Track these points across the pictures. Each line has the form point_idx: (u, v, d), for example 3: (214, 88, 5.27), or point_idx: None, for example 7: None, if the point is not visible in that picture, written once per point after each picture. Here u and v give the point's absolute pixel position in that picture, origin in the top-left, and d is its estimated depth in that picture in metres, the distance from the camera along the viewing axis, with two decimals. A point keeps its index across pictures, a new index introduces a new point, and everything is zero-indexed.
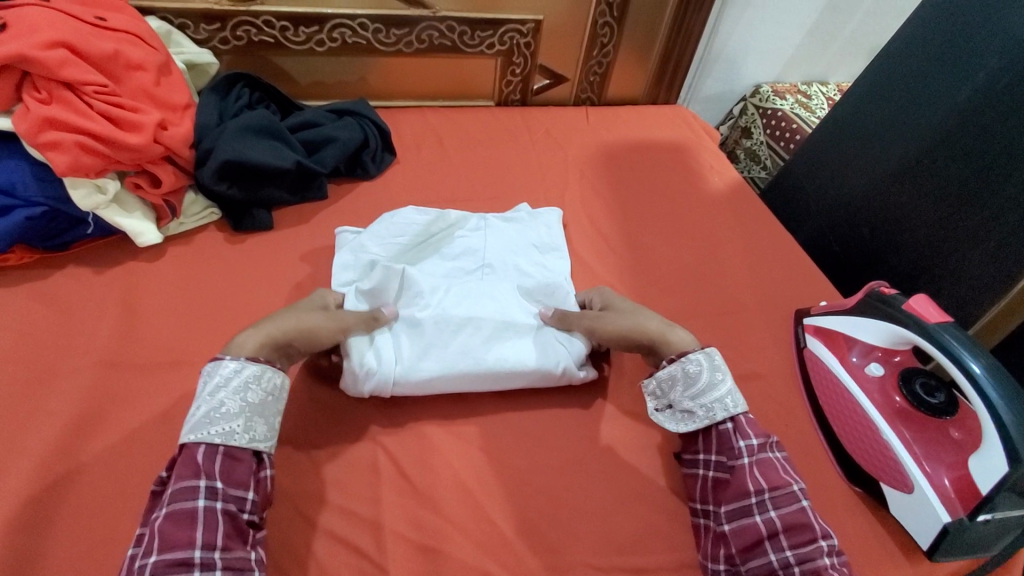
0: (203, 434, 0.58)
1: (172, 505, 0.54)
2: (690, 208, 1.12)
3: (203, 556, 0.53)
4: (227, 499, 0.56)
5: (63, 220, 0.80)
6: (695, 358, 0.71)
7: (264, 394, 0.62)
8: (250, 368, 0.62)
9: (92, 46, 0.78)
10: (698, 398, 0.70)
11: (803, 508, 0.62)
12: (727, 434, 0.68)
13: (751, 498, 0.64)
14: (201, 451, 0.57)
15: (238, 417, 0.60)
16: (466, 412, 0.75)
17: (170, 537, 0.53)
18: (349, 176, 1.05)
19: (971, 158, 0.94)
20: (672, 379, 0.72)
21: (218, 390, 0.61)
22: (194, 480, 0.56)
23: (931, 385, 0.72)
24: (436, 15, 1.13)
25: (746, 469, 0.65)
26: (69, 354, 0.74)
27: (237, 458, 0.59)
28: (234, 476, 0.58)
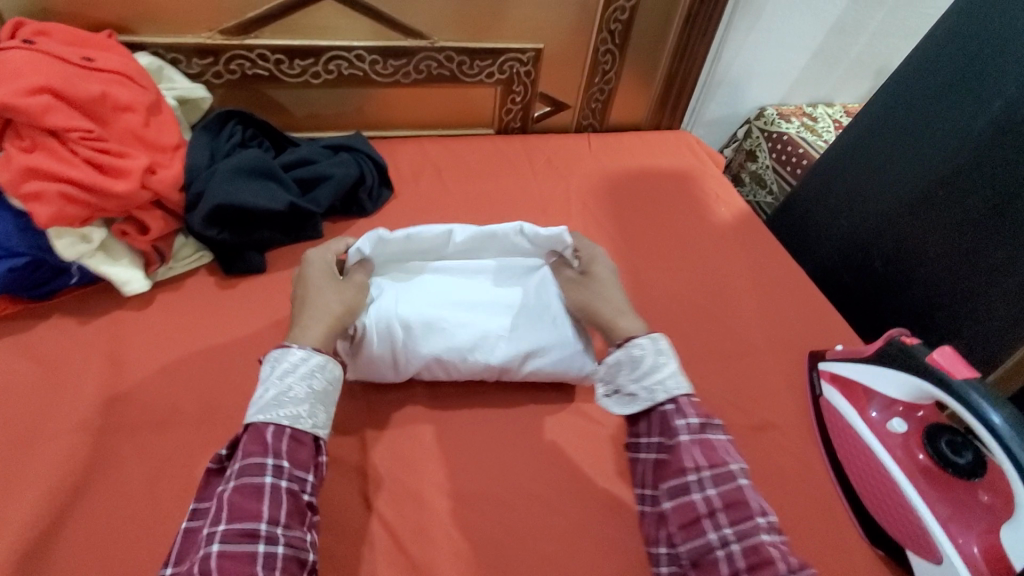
0: (273, 415, 0.59)
1: (242, 479, 0.56)
2: (697, 241, 1.09)
3: (268, 530, 0.54)
4: (291, 479, 0.58)
5: (48, 269, 0.77)
6: (639, 342, 0.69)
7: (326, 383, 0.64)
8: (315, 358, 0.64)
9: (78, 89, 0.75)
10: (641, 381, 0.67)
11: (741, 486, 0.59)
12: (668, 416, 0.65)
13: (689, 476, 0.61)
14: (270, 431, 0.59)
15: (306, 401, 0.62)
16: (465, 471, 0.72)
17: (239, 507, 0.55)
18: (345, 214, 1.02)
19: (988, 191, 0.91)
20: (618, 364, 0.70)
21: (287, 375, 0.62)
22: (264, 457, 0.57)
23: (958, 443, 0.71)
24: (434, 45, 1.11)
25: (683, 448, 0.63)
26: (52, 413, 0.71)
27: (301, 441, 0.60)
28: (299, 456, 0.59)
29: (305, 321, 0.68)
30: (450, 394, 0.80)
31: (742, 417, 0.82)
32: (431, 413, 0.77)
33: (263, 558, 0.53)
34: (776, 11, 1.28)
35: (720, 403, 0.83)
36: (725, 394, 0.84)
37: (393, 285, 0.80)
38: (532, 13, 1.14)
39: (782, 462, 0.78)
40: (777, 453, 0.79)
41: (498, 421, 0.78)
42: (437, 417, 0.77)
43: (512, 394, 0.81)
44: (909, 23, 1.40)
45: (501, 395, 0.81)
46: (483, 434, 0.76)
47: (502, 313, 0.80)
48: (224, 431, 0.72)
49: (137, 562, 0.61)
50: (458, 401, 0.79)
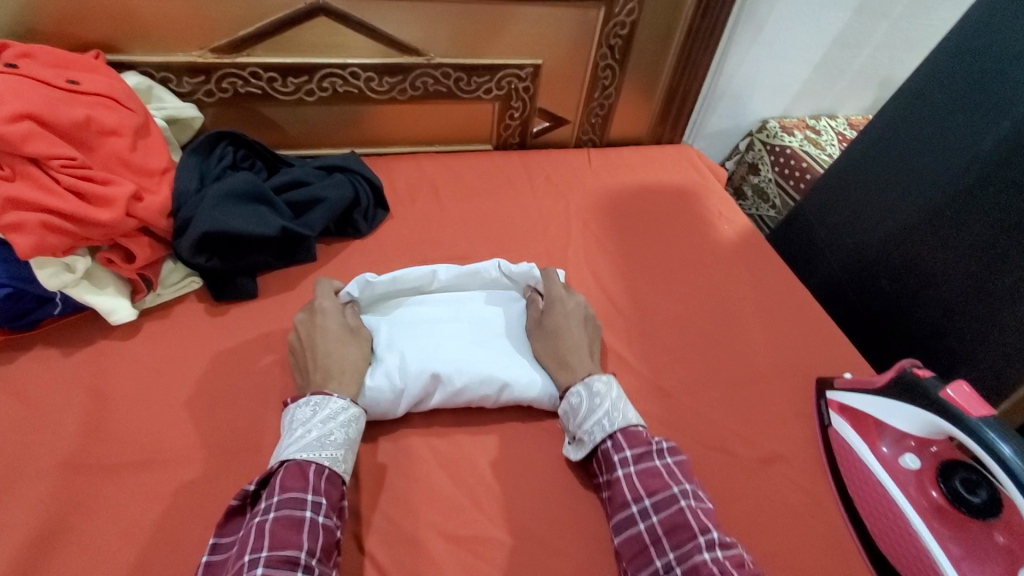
0: (318, 454, 0.64)
1: (282, 510, 0.58)
2: (700, 261, 1.06)
3: (306, 560, 0.56)
4: (327, 515, 0.60)
5: (30, 299, 0.75)
6: (575, 390, 0.76)
7: (358, 432, 0.69)
8: (354, 409, 0.69)
9: (62, 115, 0.73)
10: (582, 425, 0.73)
11: (682, 508, 0.63)
12: (607, 452, 0.70)
13: (632, 507, 0.66)
14: (311, 469, 0.63)
15: (344, 446, 0.67)
16: (462, 511, 0.69)
17: (279, 537, 0.56)
18: (340, 236, 1.00)
19: (997, 213, 0.88)
20: (564, 414, 0.76)
21: (329, 420, 0.67)
22: (303, 492, 0.60)
23: (972, 481, 0.69)
24: (431, 62, 1.09)
25: (623, 480, 0.67)
26: (32, 451, 0.68)
27: (335, 482, 0.64)
28: (334, 496, 0.63)
29: (331, 371, 0.73)
30: (446, 427, 0.77)
31: (749, 449, 0.79)
32: (427, 448, 0.75)
33: None
34: (778, 24, 1.26)
35: (726, 434, 0.81)
36: (731, 425, 0.82)
37: (381, 325, 0.83)
38: (530, 28, 1.11)
39: (790, 497, 0.75)
40: (786, 488, 0.76)
41: (496, 456, 0.75)
42: (433, 452, 0.74)
43: (510, 427, 0.78)
44: (914, 35, 1.38)
45: (499, 428, 0.78)
46: (480, 470, 0.73)
47: (489, 340, 0.83)
48: (211, 468, 0.69)
49: None
50: (455, 435, 0.76)
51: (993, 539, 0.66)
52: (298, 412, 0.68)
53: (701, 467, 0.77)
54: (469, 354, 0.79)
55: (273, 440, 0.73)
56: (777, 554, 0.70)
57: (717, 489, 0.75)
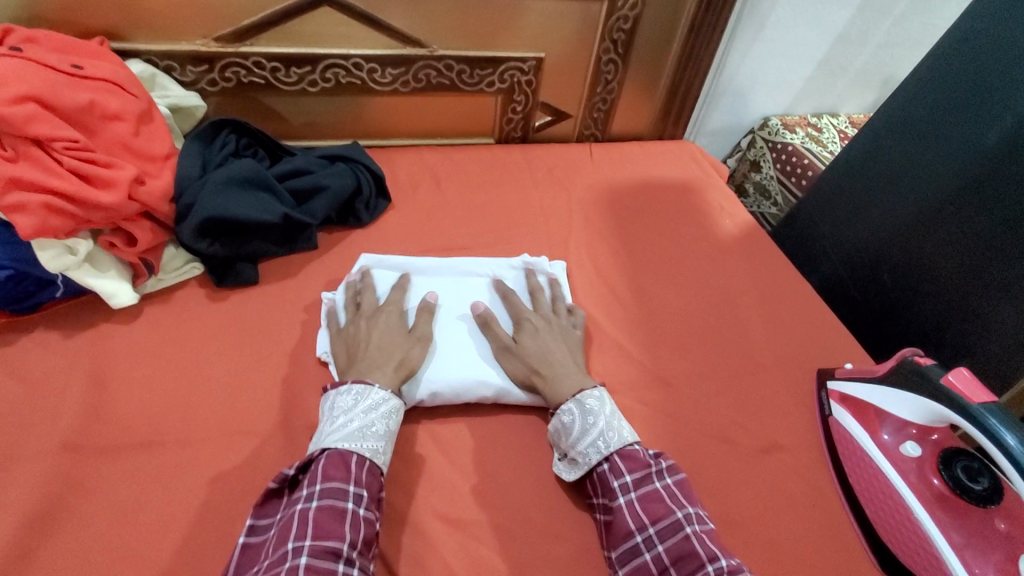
0: (360, 445, 0.64)
1: (323, 501, 0.59)
2: (701, 254, 1.06)
3: (347, 552, 0.56)
4: (368, 506, 0.61)
5: (31, 282, 0.75)
6: (567, 408, 0.72)
7: (396, 425, 0.69)
8: (395, 401, 0.70)
9: (65, 98, 0.74)
10: (575, 446, 0.70)
11: (688, 535, 0.61)
12: (604, 476, 0.67)
13: (635, 537, 0.63)
14: (353, 459, 0.63)
15: (384, 437, 0.67)
16: (462, 496, 0.69)
17: (321, 527, 0.57)
18: (342, 225, 1.00)
19: (997, 208, 0.88)
20: (556, 432, 0.73)
21: (370, 411, 0.67)
22: (346, 483, 0.61)
23: (975, 469, 0.69)
24: (433, 54, 1.09)
25: (624, 509, 0.64)
26: (32, 432, 0.68)
27: (375, 473, 0.64)
28: (373, 487, 0.63)
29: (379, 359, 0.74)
30: (446, 413, 0.77)
31: (750, 438, 0.79)
32: (428, 434, 0.74)
33: None
34: (781, 21, 1.26)
35: (726, 423, 0.80)
36: (731, 415, 0.82)
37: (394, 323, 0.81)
38: (533, 22, 1.12)
39: (791, 486, 0.75)
40: (787, 477, 0.76)
41: (495, 442, 0.75)
42: (434, 437, 0.74)
43: (510, 413, 0.78)
44: (915, 34, 1.38)
45: (499, 414, 0.78)
46: (481, 456, 0.73)
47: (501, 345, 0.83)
48: (210, 450, 0.69)
49: None
50: (454, 421, 0.76)
51: (995, 526, 0.66)
52: (341, 401, 0.68)
53: (701, 456, 0.77)
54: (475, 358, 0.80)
55: (273, 423, 0.73)
56: (777, 542, 0.70)
57: (717, 477, 0.75)
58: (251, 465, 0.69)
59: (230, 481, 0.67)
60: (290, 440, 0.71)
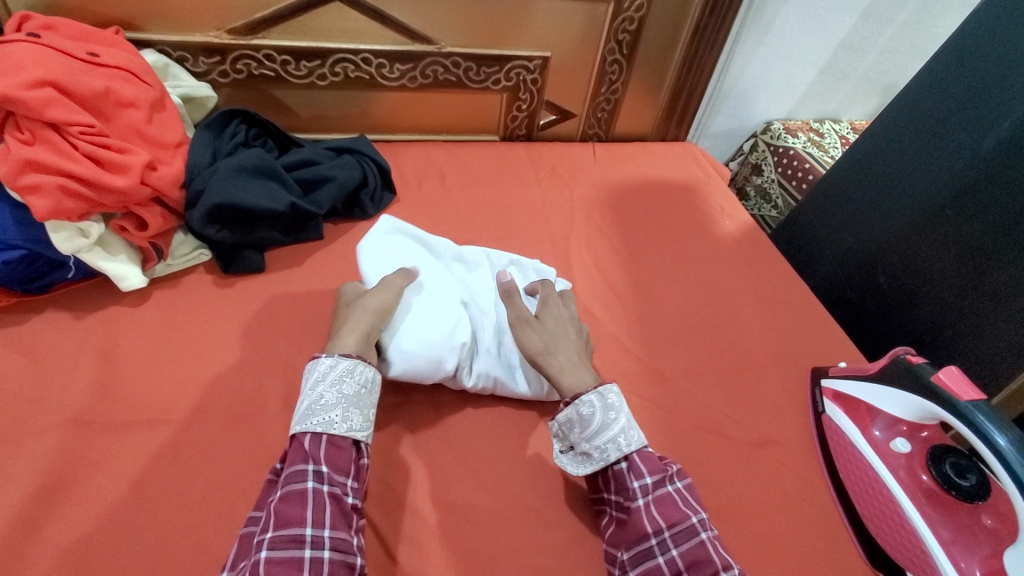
0: (307, 423, 0.63)
1: (286, 486, 0.59)
2: (699, 253, 1.08)
3: (314, 535, 0.56)
4: (332, 483, 0.60)
5: (43, 264, 0.77)
6: (587, 400, 0.68)
7: (358, 386, 0.67)
8: (343, 362, 0.67)
9: (82, 84, 0.75)
10: (592, 440, 0.67)
11: (703, 542, 0.60)
12: (622, 475, 0.66)
13: (650, 540, 0.61)
14: (308, 438, 0.62)
15: (337, 405, 0.65)
16: (461, 483, 0.70)
17: (284, 514, 0.57)
18: (347, 216, 1.02)
19: (992, 214, 0.90)
20: (569, 422, 0.69)
21: (317, 383, 0.66)
22: (304, 464, 0.60)
23: (962, 466, 0.70)
24: (441, 51, 1.11)
25: (642, 510, 0.63)
26: (42, 407, 0.70)
27: (339, 445, 0.63)
28: (339, 462, 0.62)
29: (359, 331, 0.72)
30: (446, 401, 0.79)
31: (743, 432, 0.81)
32: (429, 420, 0.76)
33: (310, 562, 0.55)
34: (785, 26, 1.28)
35: (721, 418, 0.82)
36: (725, 409, 0.83)
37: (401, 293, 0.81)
38: (539, 21, 1.13)
39: (783, 480, 0.77)
40: (779, 471, 0.78)
41: (493, 430, 0.76)
42: (434, 424, 0.76)
43: (509, 403, 0.80)
44: (918, 42, 1.40)
45: (497, 403, 0.79)
46: (479, 443, 0.75)
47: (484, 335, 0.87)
48: (215, 430, 0.71)
49: (121, 564, 0.60)
50: (454, 409, 0.78)
51: (981, 523, 0.67)
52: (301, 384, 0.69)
53: (695, 448, 0.78)
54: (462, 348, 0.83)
55: (277, 405, 0.74)
56: (766, 532, 0.71)
57: (710, 469, 0.76)
58: (255, 445, 0.70)
59: (234, 459, 0.69)
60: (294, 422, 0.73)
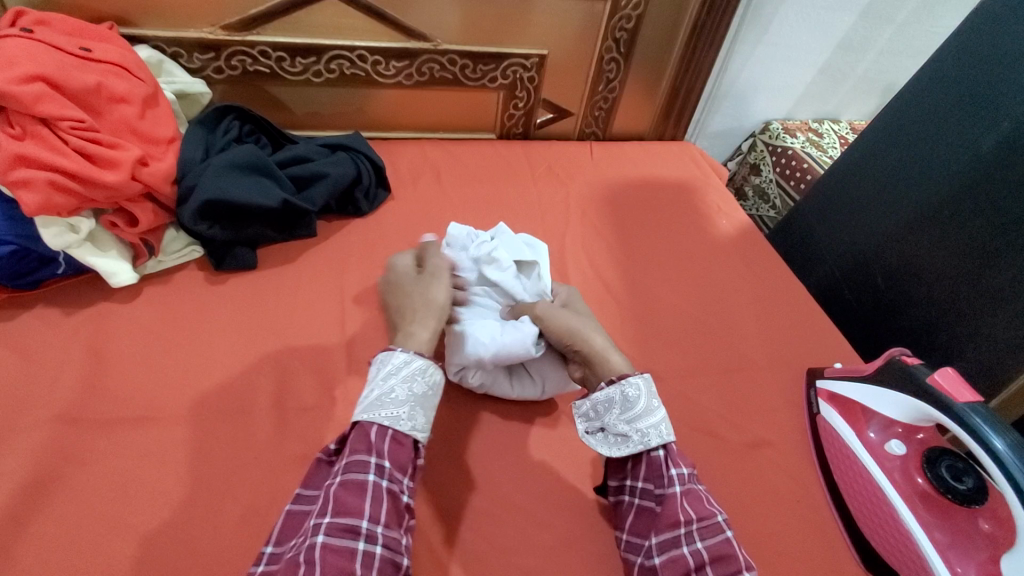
0: (375, 413, 0.60)
1: (346, 475, 0.57)
2: (696, 253, 1.07)
3: (368, 528, 0.54)
4: (391, 479, 0.58)
5: (34, 259, 0.77)
6: (633, 381, 0.67)
7: (427, 386, 0.64)
8: (418, 361, 0.64)
9: (74, 80, 0.75)
10: (632, 422, 0.65)
11: (729, 539, 0.58)
12: (658, 462, 0.64)
13: (680, 529, 0.60)
14: (373, 429, 0.59)
15: (407, 403, 0.62)
16: (453, 482, 0.70)
17: (343, 503, 0.55)
18: (341, 213, 1.01)
19: (991, 213, 0.89)
20: (608, 402, 0.67)
21: (390, 375, 0.63)
22: (366, 455, 0.58)
23: (959, 469, 0.70)
24: (437, 48, 1.10)
25: (676, 499, 0.61)
26: (31, 403, 0.70)
27: (402, 442, 0.60)
28: (400, 459, 0.59)
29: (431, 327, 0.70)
30: (437, 400, 0.78)
31: (737, 433, 0.80)
32: None
33: (361, 556, 0.53)
34: (783, 25, 1.27)
35: (715, 418, 0.81)
36: (719, 409, 0.83)
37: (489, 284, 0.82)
38: (536, 20, 1.13)
39: (776, 481, 0.76)
40: (773, 473, 0.77)
41: (484, 429, 0.76)
42: None
43: (501, 402, 0.79)
44: (918, 42, 1.39)
45: (488, 402, 0.79)
46: (469, 443, 0.74)
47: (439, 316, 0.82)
48: (203, 427, 0.71)
49: (108, 563, 0.59)
50: (444, 408, 0.77)
51: (978, 527, 0.66)
52: (369, 372, 0.66)
53: (688, 448, 0.78)
54: (455, 324, 0.77)
55: (267, 402, 0.74)
56: (759, 533, 0.71)
57: (703, 470, 0.76)
58: (244, 443, 0.70)
59: (223, 457, 0.68)
60: (284, 420, 0.73)
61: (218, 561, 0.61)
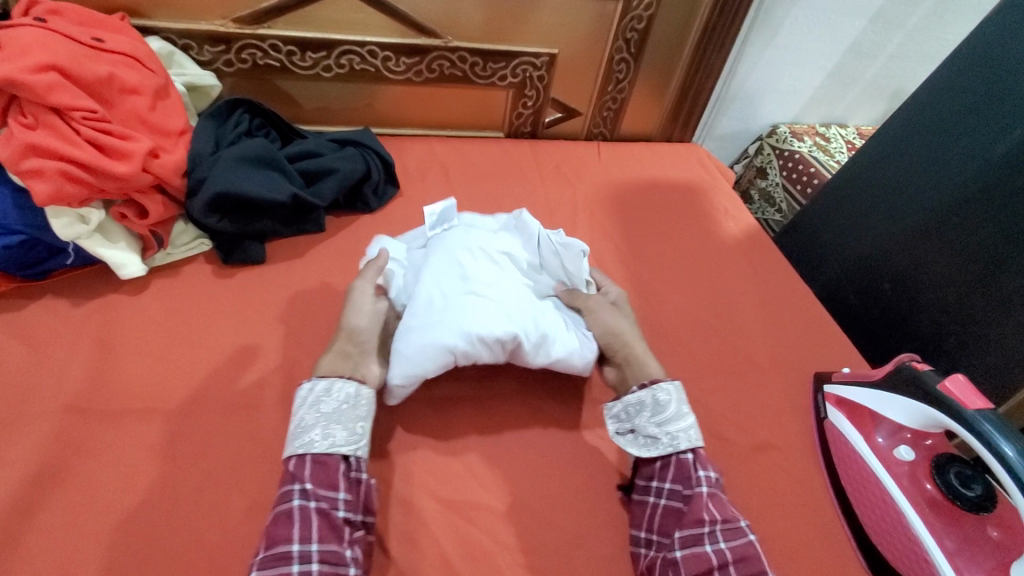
0: (291, 445, 0.62)
1: (275, 509, 0.59)
2: (702, 255, 1.07)
3: (301, 551, 0.56)
4: (318, 498, 0.59)
5: (42, 249, 0.77)
6: (665, 387, 0.71)
7: (339, 402, 0.65)
8: (320, 382, 0.66)
9: (85, 69, 0.75)
10: (663, 426, 0.69)
11: (751, 542, 0.61)
12: (686, 464, 0.67)
13: (703, 527, 0.62)
14: (292, 460, 0.62)
15: (314, 426, 0.64)
16: (460, 479, 0.70)
17: (273, 535, 0.57)
18: (349, 209, 1.01)
19: (1002, 221, 0.89)
20: (639, 405, 0.71)
21: (298, 407, 0.66)
22: (290, 484, 0.60)
23: (967, 476, 0.70)
24: (447, 45, 1.10)
25: (702, 499, 0.64)
26: (38, 394, 0.69)
27: (324, 462, 0.62)
28: (326, 477, 0.61)
29: (343, 350, 0.72)
30: (445, 398, 0.78)
31: (744, 436, 0.80)
32: (427, 416, 0.76)
33: None
34: (793, 29, 1.27)
35: (722, 421, 0.81)
36: (726, 412, 0.83)
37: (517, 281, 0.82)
38: (547, 18, 1.13)
39: (782, 485, 0.76)
40: (780, 477, 0.77)
41: (493, 428, 0.76)
42: (433, 420, 0.75)
43: (509, 400, 0.79)
44: (927, 48, 1.38)
45: (497, 401, 0.79)
46: (477, 441, 0.74)
47: (478, 273, 0.78)
48: (210, 422, 0.70)
49: (114, 553, 0.59)
50: (453, 405, 0.77)
51: (986, 534, 0.66)
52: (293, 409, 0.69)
53: None
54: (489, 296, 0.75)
55: (274, 397, 0.74)
56: (765, 537, 0.71)
57: None
58: (251, 437, 0.70)
59: (229, 451, 0.68)
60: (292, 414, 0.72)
61: (225, 554, 0.61)
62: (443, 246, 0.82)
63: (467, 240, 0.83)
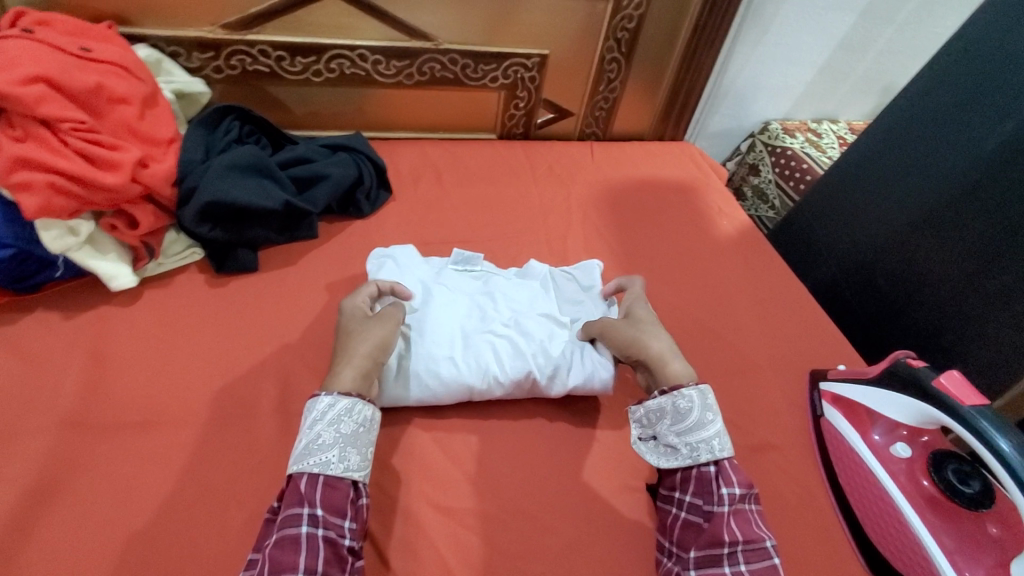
0: (304, 463, 0.60)
1: (281, 531, 0.57)
2: (697, 254, 1.07)
3: None
4: (327, 526, 0.57)
5: (34, 262, 0.76)
6: (688, 394, 0.68)
7: (357, 425, 0.64)
8: (342, 402, 0.64)
9: (75, 80, 0.74)
10: (683, 435, 0.67)
11: (774, 566, 0.60)
12: (708, 478, 0.65)
13: (723, 548, 0.60)
14: (305, 480, 0.60)
15: (332, 447, 0.62)
16: (459, 485, 0.70)
17: (278, 561, 0.54)
18: (343, 215, 1.01)
19: (995, 217, 0.89)
20: (661, 412, 0.70)
21: (314, 422, 0.63)
22: (299, 507, 0.58)
23: (964, 473, 0.70)
24: (438, 48, 1.10)
25: (723, 519, 0.62)
26: (32, 408, 0.69)
27: (336, 486, 0.60)
28: (335, 503, 0.59)
29: (363, 368, 0.68)
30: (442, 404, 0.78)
31: (742, 436, 0.80)
32: (425, 422, 0.75)
33: None
34: (783, 26, 1.27)
35: None
36: (723, 412, 0.83)
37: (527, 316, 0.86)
38: (537, 19, 1.12)
39: (781, 484, 0.76)
40: (779, 476, 0.77)
41: (490, 433, 0.76)
42: (429, 427, 0.75)
43: (506, 405, 0.79)
44: (917, 42, 1.39)
45: (494, 405, 0.79)
46: (475, 447, 0.74)
47: (498, 316, 0.83)
48: (206, 433, 0.70)
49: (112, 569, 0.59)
50: (450, 411, 0.77)
51: (986, 530, 0.67)
52: (301, 420, 0.66)
53: None
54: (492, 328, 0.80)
55: (270, 406, 0.73)
56: None
57: None
58: (248, 448, 0.69)
59: (226, 463, 0.68)
60: (289, 424, 0.72)
61: (223, 569, 0.60)
62: (464, 290, 0.88)
63: (488, 286, 0.89)
